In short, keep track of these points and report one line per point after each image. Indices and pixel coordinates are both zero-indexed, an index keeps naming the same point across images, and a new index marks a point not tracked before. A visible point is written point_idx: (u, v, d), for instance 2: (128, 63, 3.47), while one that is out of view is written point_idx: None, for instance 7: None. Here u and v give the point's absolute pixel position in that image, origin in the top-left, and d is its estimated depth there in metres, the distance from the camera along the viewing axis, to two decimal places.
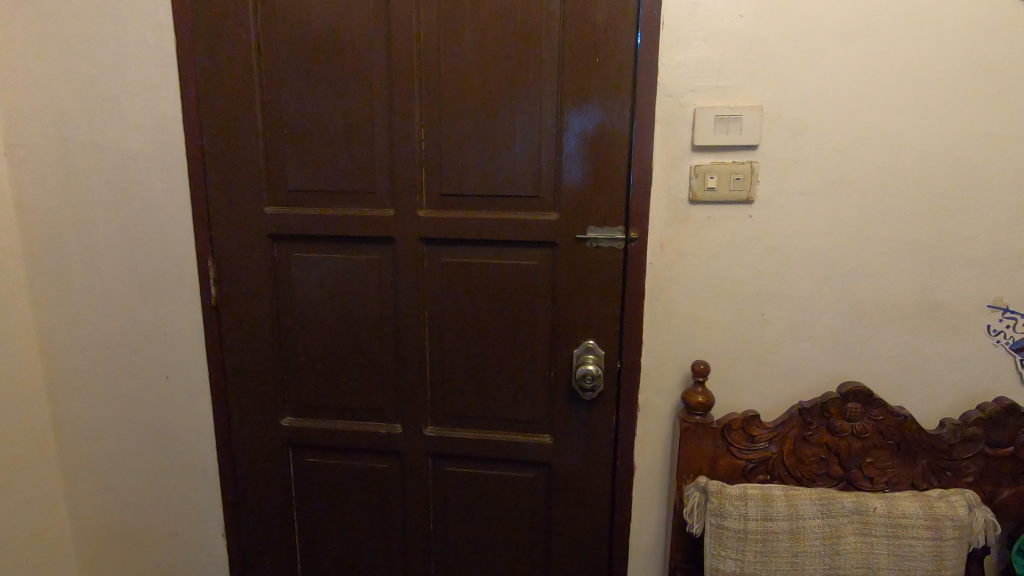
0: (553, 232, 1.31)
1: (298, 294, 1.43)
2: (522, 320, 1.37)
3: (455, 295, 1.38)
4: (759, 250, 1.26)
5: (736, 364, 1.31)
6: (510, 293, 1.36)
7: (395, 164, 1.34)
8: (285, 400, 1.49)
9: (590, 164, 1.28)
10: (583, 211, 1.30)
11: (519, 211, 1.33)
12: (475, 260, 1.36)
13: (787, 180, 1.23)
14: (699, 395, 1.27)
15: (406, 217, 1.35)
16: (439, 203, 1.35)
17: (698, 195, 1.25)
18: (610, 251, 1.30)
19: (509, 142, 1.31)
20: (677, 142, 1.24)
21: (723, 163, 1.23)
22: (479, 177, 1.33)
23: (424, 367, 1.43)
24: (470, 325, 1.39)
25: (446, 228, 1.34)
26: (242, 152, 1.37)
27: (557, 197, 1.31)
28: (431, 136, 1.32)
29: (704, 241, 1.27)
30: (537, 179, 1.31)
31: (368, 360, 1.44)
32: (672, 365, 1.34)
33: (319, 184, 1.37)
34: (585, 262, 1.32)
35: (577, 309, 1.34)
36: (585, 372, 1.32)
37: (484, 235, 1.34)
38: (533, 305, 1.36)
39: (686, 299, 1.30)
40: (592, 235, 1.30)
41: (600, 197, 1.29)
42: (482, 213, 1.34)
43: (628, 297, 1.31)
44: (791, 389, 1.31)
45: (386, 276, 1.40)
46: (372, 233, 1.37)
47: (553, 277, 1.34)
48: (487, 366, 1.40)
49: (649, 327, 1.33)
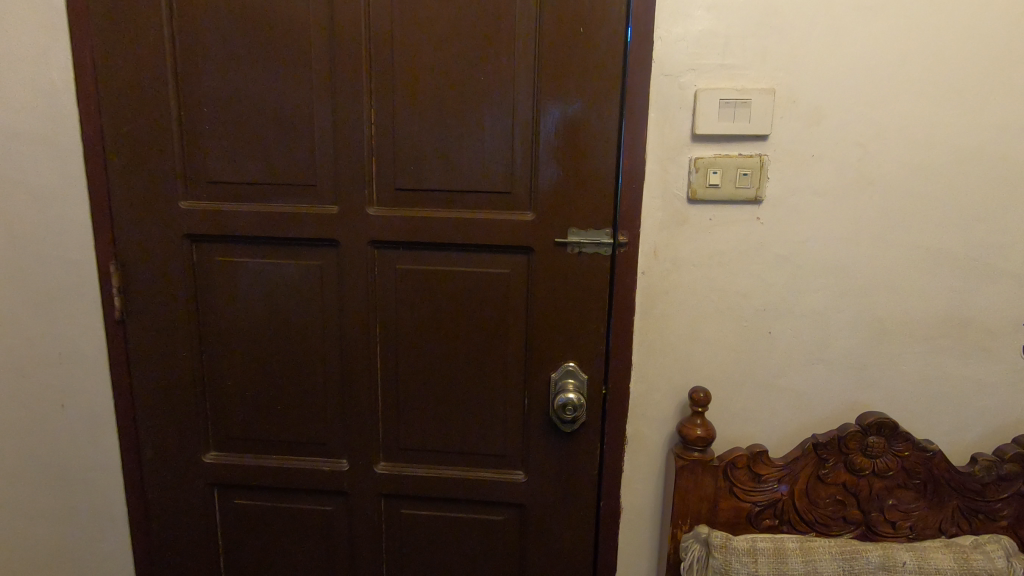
0: (528, 235, 1.11)
1: (224, 306, 1.20)
2: (491, 338, 1.17)
3: (412, 309, 1.17)
4: (768, 258, 1.08)
5: (740, 390, 1.13)
6: (477, 306, 1.16)
7: (340, 153, 1.12)
8: (208, 432, 1.25)
9: (571, 155, 1.08)
10: (563, 212, 1.10)
11: (488, 210, 1.12)
12: (436, 267, 1.15)
13: (802, 177, 1.05)
14: (699, 430, 1.08)
15: (352, 216, 1.13)
16: (393, 199, 1.13)
17: (699, 193, 1.06)
18: (594, 257, 1.11)
19: (476, 127, 1.10)
20: (674, 130, 1.05)
21: (728, 156, 1.05)
22: (440, 170, 1.11)
23: (376, 394, 1.21)
24: (430, 344, 1.18)
25: (401, 229, 1.13)
26: (151, 134, 1.13)
27: (534, 196, 1.11)
28: (383, 121, 1.11)
29: (705, 247, 1.09)
30: (510, 174, 1.11)
31: (309, 385, 1.22)
32: (665, 392, 1.15)
33: (247, 175, 1.14)
34: (566, 273, 1.12)
35: (556, 327, 1.14)
36: (565, 402, 1.12)
37: (447, 238, 1.13)
38: (505, 321, 1.16)
39: (682, 315, 1.12)
40: (574, 239, 1.10)
41: (584, 194, 1.09)
42: (445, 212, 1.13)
43: (616, 313, 1.12)
44: (801, 419, 1.13)
45: (330, 286, 1.17)
46: (312, 234, 1.15)
47: (528, 289, 1.14)
48: (451, 392, 1.19)
49: (640, 348, 1.14)
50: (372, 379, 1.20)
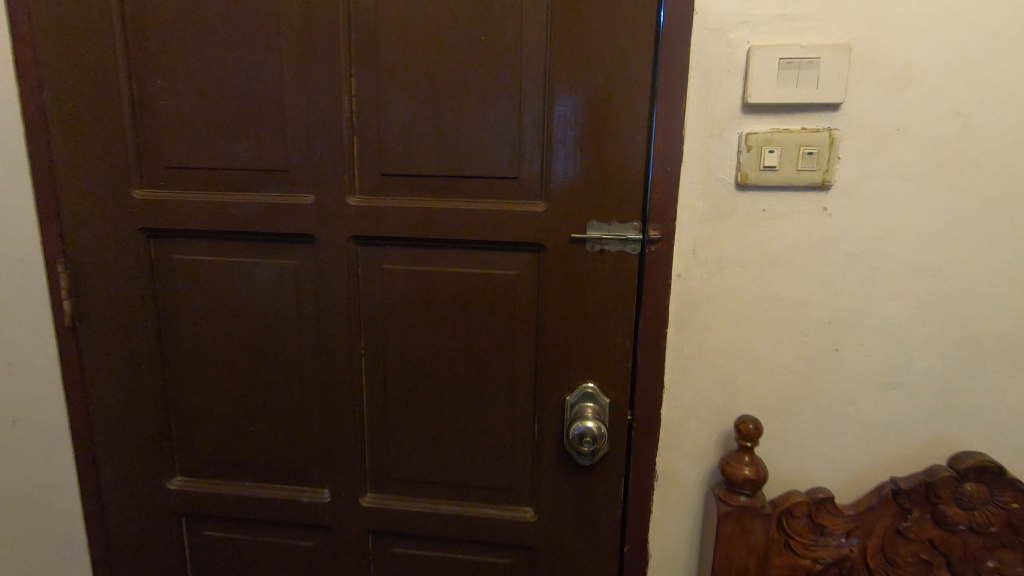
0: (539, 229, 0.92)
1: (187, 311, 1.04)
2: (495, 352, 0.98)
3: (402, 317, 0.99)
4: (837, 259, 0.87)
5: (796, 419, 0.93)
6: (477, 314, 0.97)
7: (315, 132, 0.94)
8: (173, 455, 1.09)
9: (591, 131, 0.89)
10: (582, 202, 0.91)
11: (491, 199, 0.94)
12: (431, 268, 0.97)
13: (883, 157, 0.84)
14: (747, 470, 0.88)
15: (331, 207, 0.96)
16: (379, 187, 0.95)
17: (751, 177, 0.85)
18: (619, 256, 0.92)
19: (476, 98, 0.91)
20: (721, 99, 0.85)
21: (789, 131, 0.84)
22: (434, 152, 0.93)
23: (361, 415, 1.03)
24: (423, 359, 1.00)
25: (388, 222, 0.95)
26: (100, 111, 0.97)
27: (546, 183, 0.92)
28: (366, 93, 0.93)
29: (757, 244, 0.88)
30: (517, 155, 0.92)
31: (285, 403, 1.05)
32: (705, 419, 0.95)
33: (210, 158, 0.98)
34: (584, 275, 0.93)
35: (573, 340, 0.95)
36: (584, 432, 0.93)
37: (442, 233, 0.95)
38: (511, 332, 0.97)
39: (728, 327, 0.91)
40: (595, 235, 0.91)
41: (606, 179, 0.90)
42: (440, 202, 0.94)
43: (645, 324, 0.92)
44: (874, 455, 0.92)
45: (306, 290, 1.00)
46: (285, 229, 0.98)
47: (539, 293, 0.95)
48: (447, 415, 1.01)
49: (674, 366, 0.94)
50: (356, 398, 1.03)
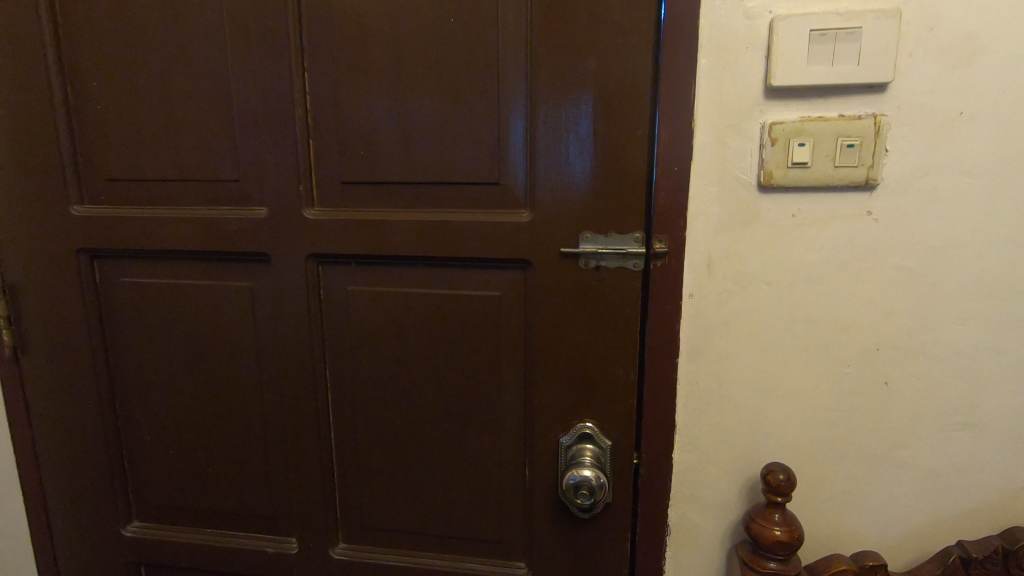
0: (523, 243, 0.79)
1: (135, 341, 0.93)
2: (476, 385, 0.85)
3: (370, 345, 0.86)
4: (886, 274, 0.72)
5: (837, 465, 0.77)
6: (456, 341, 0.84)
7: (266, 136, 0.82)
8: (128, 499, 0.99)
9: (582, 126, 0.75)
10: (573, 210, 0.77)
11: (468, 208, 0.80)
12: (401, 289, 0.84)
13: (942, 148, 0.68)
14: (778, 531, 0.73)
15: (286, 222, 0.83)
16: (340, 197, 0.83)
17: (777, 177, 0.70)
18: (618, 273, 0.78)
19: (447, 90, 0.77)
20: (738, 84, 0.70)
21: (824, 119, 0.68)
22: (400, 155, 0.80)
23: (328, 457, 0.91)
24: (395, 393, 0.87)
25: (351, 237, 0.82)
26: (32, 118, 0.87)
27: (531, 188, 0.78)
28: (321, 90, 0.80)
29: (785, 257, 0.73)
30: (497, 156, 0.78)
31: (244, 444, 0.93)
32: (725, 465, 0.80)
33: (153, 169, 0.86)
34: (578, 296, 0.79)
35: (567, 372, 0.81)
36: (579, 482, 0.78)
37: (411, 249, 0.81)
38: (494, 362, 0.83)
39: (751, 357, 0.76)
40: (590, 248, 0.77)
41: (601, 182, 0.76)
42: (408, 213, 0.81)
43: (651, 353, 0.78)
44: (933, 510, 0.76)
45: (263, 316, 0.88)
46: (236, 247, 0.86)
47: (526, 317, 0.81)
48: (425, 458, 0.88)
49: (687, 403, 0.79)
50: (321, 438, 0.90)
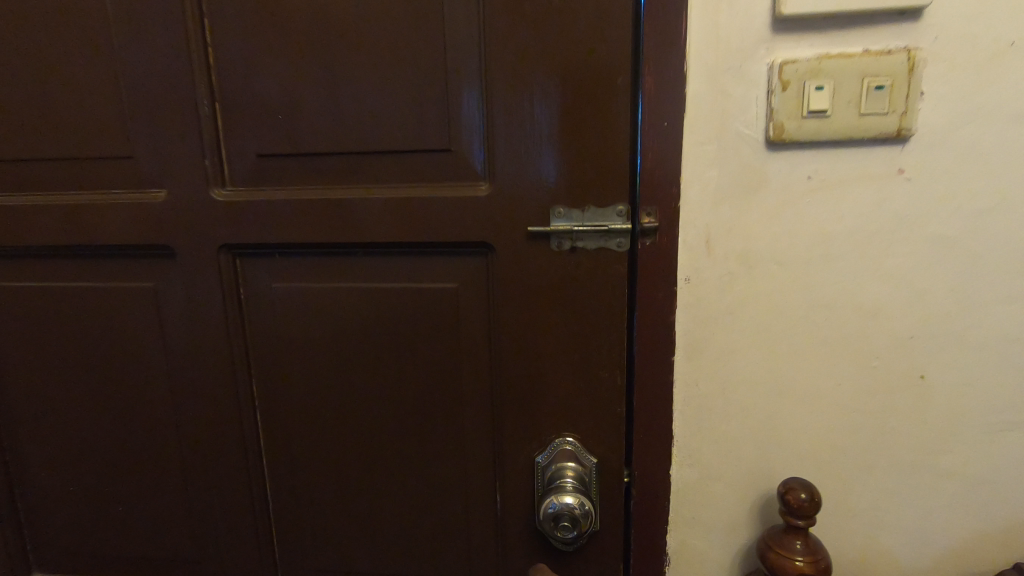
0: (482, 222, 0.64)
1: (19, 357, 0.76)
2: (433, 397, 0.70)
3: (304, 353, 0.71)
4: (922, 246, 0.59)
5: (865, 475, 0.65)
6: (406, 344, 0.69)
7: (161, 101, 0.66)
8: (26, 546, 0.83)
9: (549, 74, 0.61)
10: (540, 179, 0.63)
11: (413, 182, 0.66)
12: (338, 284, 0.69)
13: (990, 88, 0.55)
14: (801, 561, 0.60)
15: (193, 207, 0.68)
16: (256, 174, 0.68)
17: (790, 130, 0.57)
18: (598, 256, 0.64)
19: (380, 36, 0.62)
20: (738, 15, 0.57)
21: (846, 55, 0.55)
22: (327, 119, 0.65)
23: (262, 488, 0.76)
24: (337, 409, 0.72)
25: (273, 223, 0.67)
26: None
27: (489, 155, 0.64)
28: (225, 40, 0.65)
29: (800, 229, 0.60)
30: (445, 116, 0.63)
31: (158, 477, 0.78)
32: (733, 482, 0.67)
33: (23, 146, 0.70)
34: (551, 285, 0.65)
35: (540, 377, 0.67)
36: (557, 509, 0.64)
37: (346, 235, 0.67)
38: (454, 368, 0.69)
39: (762, 351, 0.63)
40: (563, 226, 0.63)
41: (574, 144, 0.62)
42: (340, 190, 0.66)
43: (642, 351, 0.64)
44: (980, 524, 0.64)
45: (171, 323, 0.72)
46: (133, 240, 0.70)
47: (489, 312, 0.67)
48: (377, 486, 0.74)
49: (686, 410, 0.65)
50: (251, 465, 0.75)
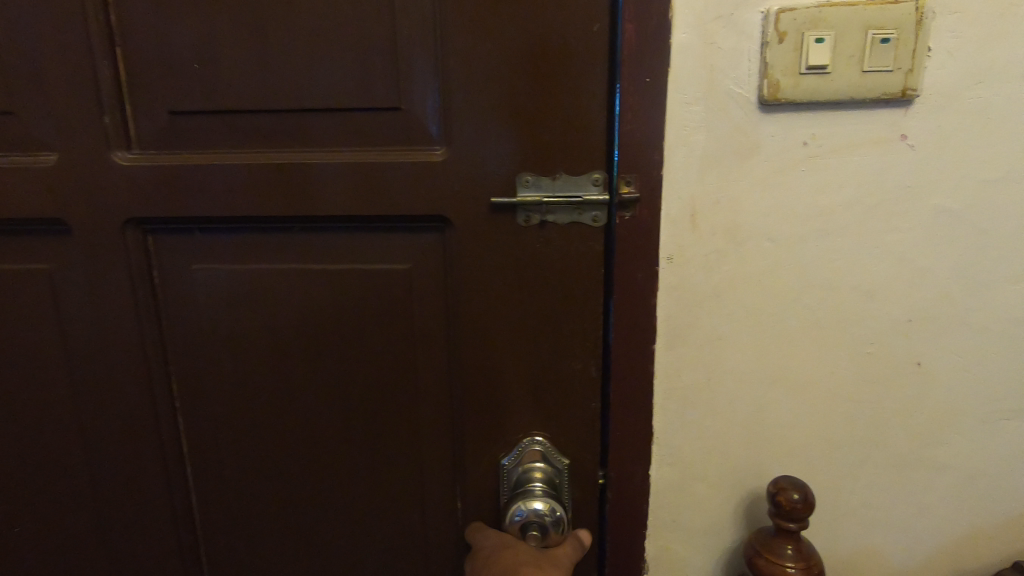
0: (438, 192, 0.56)
1: None
2: (384, 393, 0.62)
3: (232, 346, 0.62)
4: (924, 221, 0.54)
5: (858, 471, 0.60)
6: (351, 334, 0.61)
7: (49, 42, 0.55)
8: None
9: (515, 20, 0.52)
10: (505, 144, 0.55)
11: (356, 146, 0.56)
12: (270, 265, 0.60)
13: (1000, 45, 0.50)
14: (792, 568, 0.55)
15: (94, 173, 0.57)
16: (168, 133, 0.57)
17: (786, 89, 0.51)
18: (571, 232, 0.56)
19: None
20: None
21: (849, 3, 0.49)
22: (253, 70, 0.55)
23: (187, 500, 0.66)
24: (272, 408, 0.63)
25: (189, 192, 0.57)
26: None
27: (444, 114, 0.55)
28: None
29: (794, 201, 0.54)
30: (392, 67, 0.54)
31: (62, 491, 0.67)
32: (717, 481, 0.61)
33: None
34: (517, 265, 0.57)
35: (506, 370, 0.60)
36: (528, 517, 0.57)
37: (279, 206, 0.57)
38: (407, 360, 0.61)
39: (750, 338, 0.57)
40: (530, 198, 0.55)
41: (544, 103, 0.54)
42: (270, 154, 0.57)
43: (619, 339, 0.57)
44: (974, 519, 0.60)
45: (71, 312, 0.61)
46: (20, 213, 0.59)
47: (448, 296, 0.59)
48: (320, 496, 0.65)
49: (668, 404, 0.59)
50: (175, 475, 0.65)
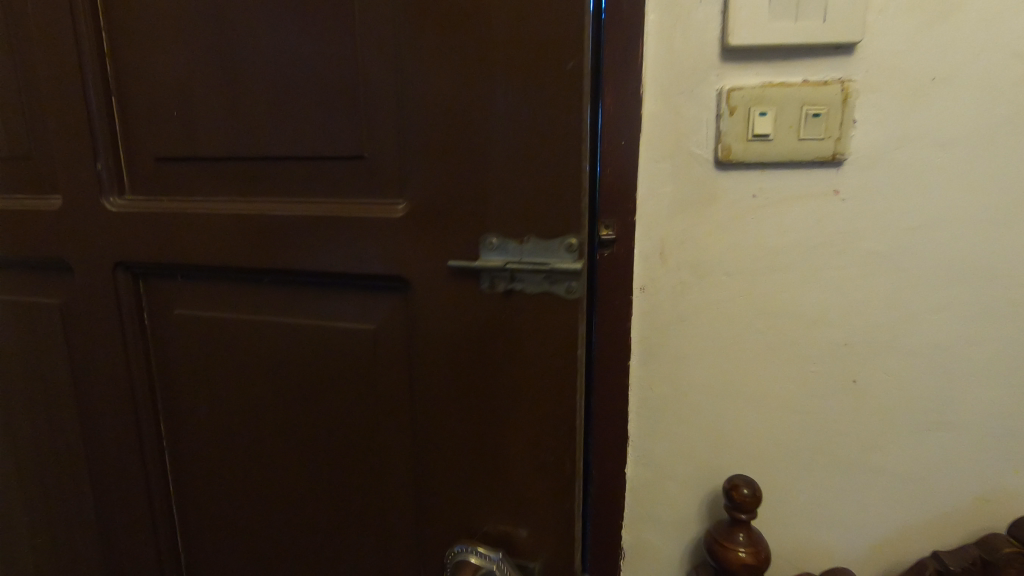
0: (385, 243, 0.59)
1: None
2: (338, 421, 0.67)
3: (207, 369, 0.72)
4: (855, 261, 0.64)
5: (806, 472, 0.70)
6: (309, 366, 0.67)
7: (77, 113, 0.67)
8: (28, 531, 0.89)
9: (467, 78, 0.53)
10: (458, 203, 0.56)
11: (313, 198, 0.62)
12: (251, 307, 0.68)
13: (914, 119, 0.61)
14: (742, 552, 0.65)
15: (98, 213, 0.68)
16: (168, 181, 0.67)
17: (736, 152, 0.61)
18: (533, 295, 0.56)
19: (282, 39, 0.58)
20: (692, 44, 0.61)
21: (787, 84, 0.60)
22: (227, 132, 0.63)
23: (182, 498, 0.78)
24: (242, 427, 0.72)
25: (173, 241, 0.67)
26: None
27: (403, 172, 0.57)
28: (127, 51, 0.64)
29: (747, 243, 0.64)
30: (350, 128, 0.58)
31: (105, 476, 0.80)
32: (684, 479, 0.71)
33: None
34: (449, 327, 0.59)
35: (454, 417, 0.62)
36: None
37: (245, 253, 0.65)
38: (356, 392, 0.66)
39: (712, 357, 0.67)
40: (495, 261, 0.56)
41: (490, 164, 0.54)
42: (244, 206, 0.64)
43: (599, 358, 0.68)
44: (906, 518, 0.70)
45: (86, 336, 0.75)
46: (68, 253, 0.72)
47: (393, 337, 0.63)
48: (290, 514, 0.72)
49: (641, 411, 0.70)
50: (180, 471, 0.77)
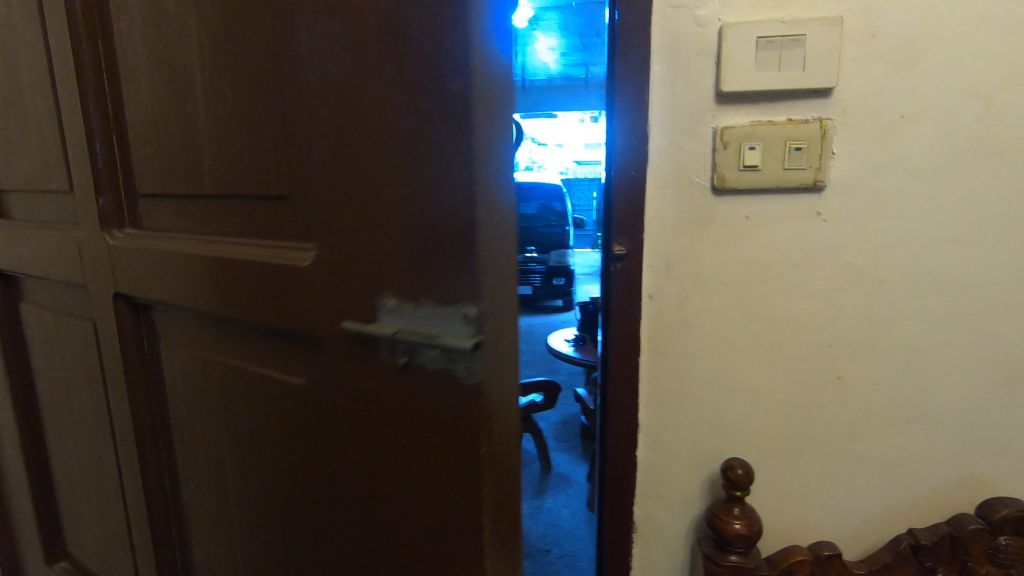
0: (299, 292, 0.51)
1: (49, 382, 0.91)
2: (266, 483, 0.61)
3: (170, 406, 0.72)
4: (836, 273, 0.74)
5: (796, 458, 0.79)
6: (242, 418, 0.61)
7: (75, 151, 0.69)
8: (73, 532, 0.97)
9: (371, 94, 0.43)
10: (364, 249, 0.46)
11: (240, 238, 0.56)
12: (195, 343, 0.66)
13: (885, 151, 0.70)
14: (737, 524, 0.75)
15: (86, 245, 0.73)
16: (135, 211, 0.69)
17: (730, 180, 0.72)
18: (440, 369, 0.45)
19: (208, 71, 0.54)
20: (692, 89, 0.72)
21: (773, 122, 0.70)
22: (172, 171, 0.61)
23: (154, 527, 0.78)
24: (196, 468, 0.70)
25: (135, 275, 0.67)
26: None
27: (310, 212, 0.49)
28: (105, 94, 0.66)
29: (740, 257, 0.75)
30: (264, 158, 0.51)
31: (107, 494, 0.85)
32: (688, 462, 0.81)
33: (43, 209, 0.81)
34: (360, 395, 0.49)
35: (379, 500, 0.51)
36: None
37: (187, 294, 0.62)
38: (282, 454, 0.58)
39: (711, 355, 0.78)
40: (390, 328, 0.45)
41: (396, 196, 0.44)
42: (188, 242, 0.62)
43: (613, 356, 0.79)
44: (886, 500, 0.79)
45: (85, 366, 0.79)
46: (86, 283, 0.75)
47: (313, 399, 0.53)
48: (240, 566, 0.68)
49: (650, 402, 0.80)
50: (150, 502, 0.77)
